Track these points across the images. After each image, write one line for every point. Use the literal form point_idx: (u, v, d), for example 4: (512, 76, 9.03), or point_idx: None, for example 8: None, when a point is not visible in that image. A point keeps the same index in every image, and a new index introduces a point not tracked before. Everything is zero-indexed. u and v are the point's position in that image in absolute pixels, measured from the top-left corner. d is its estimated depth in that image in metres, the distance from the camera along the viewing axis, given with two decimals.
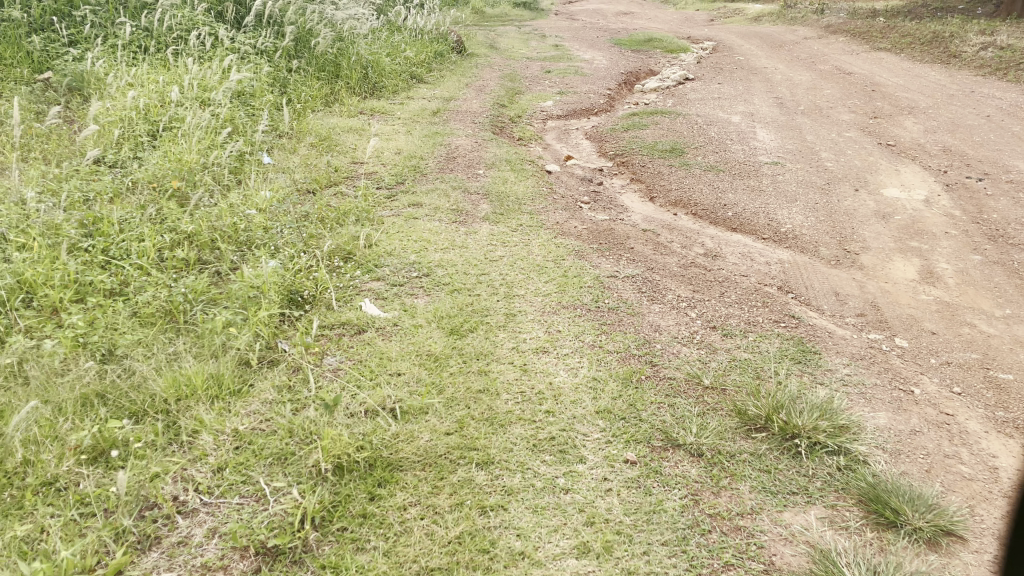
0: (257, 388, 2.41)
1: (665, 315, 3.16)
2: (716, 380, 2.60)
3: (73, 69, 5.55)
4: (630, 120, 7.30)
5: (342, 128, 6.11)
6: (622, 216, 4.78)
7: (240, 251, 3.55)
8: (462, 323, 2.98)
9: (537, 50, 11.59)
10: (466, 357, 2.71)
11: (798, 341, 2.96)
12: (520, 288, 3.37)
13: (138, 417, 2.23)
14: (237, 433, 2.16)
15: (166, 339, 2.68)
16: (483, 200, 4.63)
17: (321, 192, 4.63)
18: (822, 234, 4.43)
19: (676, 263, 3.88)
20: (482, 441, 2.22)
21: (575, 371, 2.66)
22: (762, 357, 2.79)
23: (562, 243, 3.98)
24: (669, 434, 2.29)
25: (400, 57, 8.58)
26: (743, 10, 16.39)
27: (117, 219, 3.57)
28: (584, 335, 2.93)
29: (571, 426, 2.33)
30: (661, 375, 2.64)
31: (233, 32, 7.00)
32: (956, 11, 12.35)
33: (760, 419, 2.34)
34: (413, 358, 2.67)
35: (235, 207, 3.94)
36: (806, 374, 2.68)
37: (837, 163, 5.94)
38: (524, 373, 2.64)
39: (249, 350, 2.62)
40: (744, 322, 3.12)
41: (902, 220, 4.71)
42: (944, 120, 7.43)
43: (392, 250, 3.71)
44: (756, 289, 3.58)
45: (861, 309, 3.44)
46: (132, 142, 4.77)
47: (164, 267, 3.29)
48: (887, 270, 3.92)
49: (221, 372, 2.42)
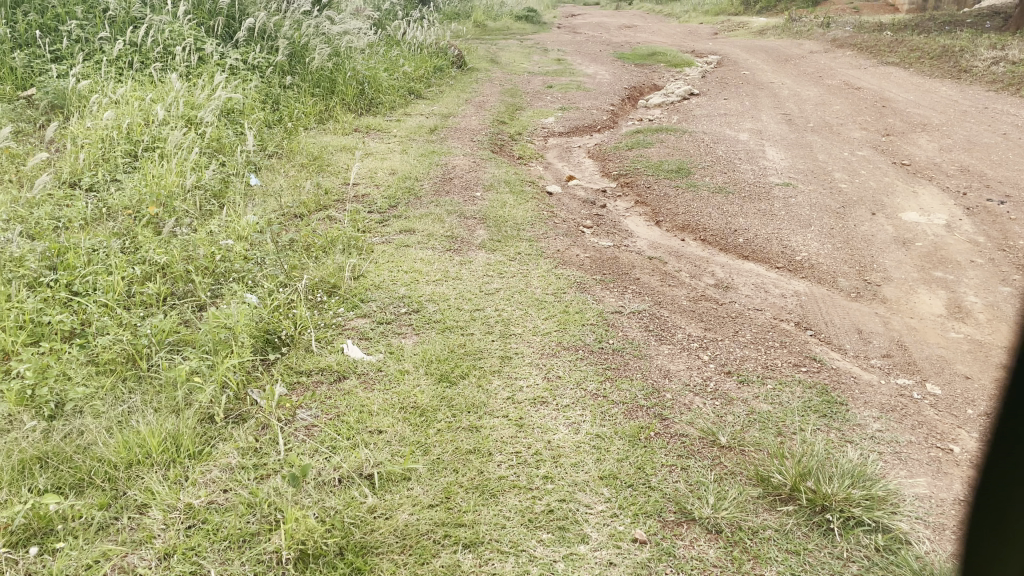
0: (219, 450, 2.15)
1: (674, 358, 2.89)
2: (733, 439, 2.33)
3: (55, 85, 5.33)
4: (635, 138, 7.06)
5: (334, 146, 5.89)
6: (627, 242, 4.54)
7: (216, 285, 3.30)
8: (453, 368, 2.72)
9: (539, 64, 11.39)
10: (457, 411, 2.45)
11: (821, 390, 2.69)
12: (517, 326, 3.11)
13: (82, 489, 1.97)
14: (192, 509, 1.90)
15: (123, 391, 2.41)
16: (480, 225, 4.39)
17: (309, 216, 4.38)
18: (840, 263, 4.16)
19: (685, 295, 3.62)
20: (470, 516, 1.95)
21: (576, 426, 2.39)
22: (785, 409, 2.52)
23: (563, 273, 3.73)
24: (682, 505, 2.03)
25: (398, 72, 8.36)
26: (749, 23, 16.20)
27: (85, 251, 3.32)
28: (586, 383, 2.67)
29: (571, 495, 2.06)
30: (672, 432, 2.38)
31: (225, 47, 6.80)
32: (966, 24, 12.12)
33: (784, 488, 2.08)
34: (396, 412, 2.40)
35: (213, 237, 3.69)
36: (833, 431, 2.41)
37: (851, 185, 5.69)
38: (520, 429, 2.37)
39: (213, 404, 2.35)
40: (761, 367, 2.86)
41: (924, 247, 4.45)
42: (959, 138, 7.19)
43: (381, 283, 3.45)
44: (771, 326, 3.32)
45: (886, 350, 3.17)
46: (111, 164, 4.54)
47: (131, 305, 3.03)
48: (911, 304, 3.66)
49: (181, 431, 2.16)
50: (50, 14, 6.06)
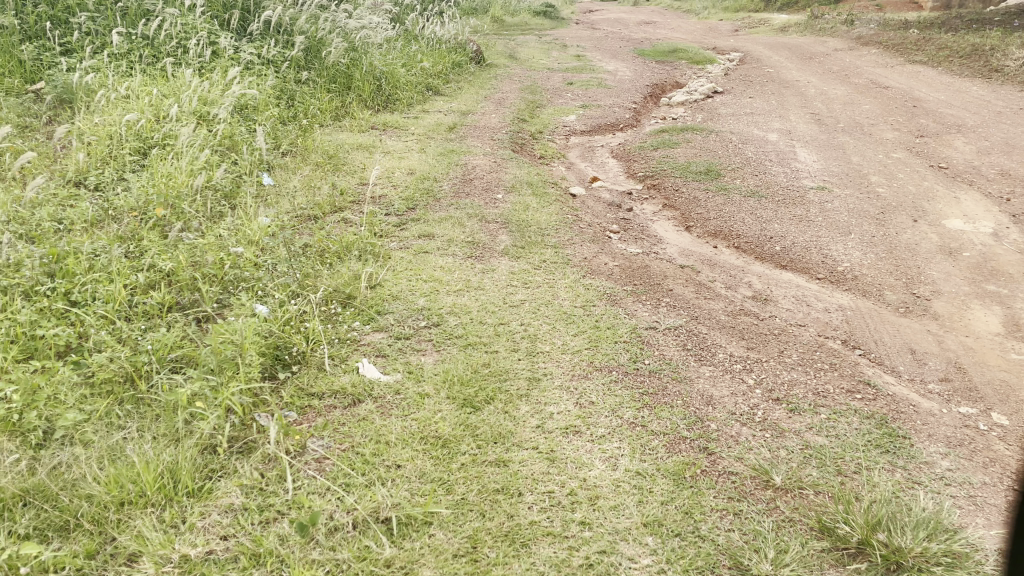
0: (220, 488, 1.94)
1: (717, 382, 2.66)
2: (789, 479, 2.11)
3: (63, 79, 5.13)
4: (660, 138, 6.81)
5: (350, 144, 5.68)
6: (657, 248, 4.32)
7: (224, 294, 3.10)
8: (477, 393, 2.50)
9: (559, 61, 11.13)
10: (482, 442, 2.23)
11: (881, 421, 2.45)
12: (544, 343, 2.89)
13: (67, 532, 1.77)
14: (188, 561, 1.70)
15: (119, 416, 2.21)
16: (502, 229, 4.17)
17: (323, 219, 4.18)
18: (885, 274, 3.91)
19: (723, 309, 3.39)
20: (500, 570, 1.74)
21: (614, 461, 2.17)
22: (842, 444, 2.29)
23: (592, 284, 3.50)
24: (738, 559, 1.80)
25: (415, 68, 8.13)
26: (771, 19, 15.89)
27: (86, 256, 3.13)
28: (622, 411, 2.44)
29: (612, 546, 1.84)
30: (720, 470, 2.15)
31: (239, 41, 6.60)
32: (997, 20, 11.76)
33: (852, 540, 1.85)
34: (416, 443, 2.19)
35: (222, 242, 3.49)
36: (898, 470, 2.18)
37: (889, 188, 5.43)
38: (551, 464, 2.15)
39: (217, 432, 2.15)
40: (812, 393, 2.62)
41: (973, 257, 4.20)
42: (998, 139, 6.91)
43: (398, 294, 3.24)
44: (818, 345, 3.08)
45: (943, 375, 2.93)
46: (120, 162, 4.36)
47: (133, 316, 2.84)
48: (964, 321, 3.42)
49: (179, 464, 1.96)
50: (60, 5, 5.87)
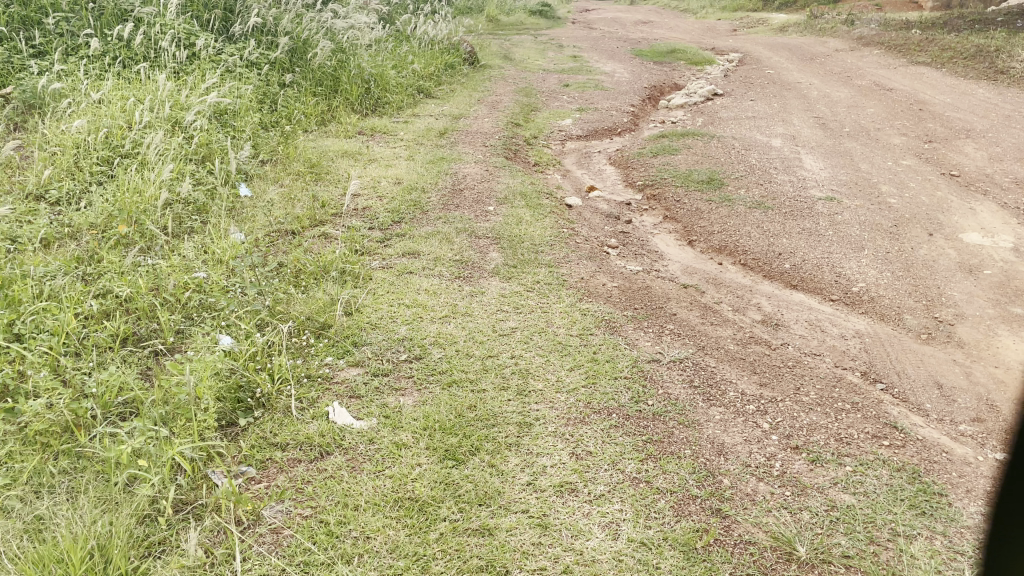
0: (156, 569, 1.68)
1: (728, 427, 2.40)
2: (815, 550, 1.85)
3: (31, 83, 4.85)
4: (660, 143, 6.55)
5: (334, 151, 5.41)
6: (658, 265, 4.05)
7: (185, 323, 2.83)
8: (461, 442, 2.23)
9: (556, 62, 10.83)
10: (465, 504, 1.97)
11: (914, 475, 2.19)
12: (536, 380, 2.61)
13: None
14: None
15: (51, 477, 1.94)
16: (493, 245, 3.90)
17: (302, 234, 3.91)
18: (903, 295, 3.65)
19: (731, 337, 3.12)
20: None
21: (614, 528, 1.91)
22: (872, 504, 2.03)
23: (588, 308, 3.23)
24: None
25: (406, 70, 7.84)
26: (768, 19, 15.66)
27: (35, 283, 2.85)
28: (623, 463, 2.18)
29: None
30: (736, 539, 1.89)
31: (221, 43, 6.32)
32: (1000, 19, 11.53)
33: None
34: (388, 509, 1.92)
35: (188, 265, 3.22)
36: (938, 537, 1.92)
37: (901, 199, 5.17)
38: (544, 532, 1.89)
39: (160, 497, 1.88)
40: (834, 440, 2.36)
41: (995, 275, 3.94)
42: (1009, 145, 6.66)
43: (378, 321, 2.97)
44: (836, 379, 2.82)
45: (974, 414, 2.67)
46: (85, 174, 4.07)
47: (81, 352, 2.56)
48: (991, 349, 3.16)
49: (113, 541, 1.70)
50: (33, 5, 5.55)
